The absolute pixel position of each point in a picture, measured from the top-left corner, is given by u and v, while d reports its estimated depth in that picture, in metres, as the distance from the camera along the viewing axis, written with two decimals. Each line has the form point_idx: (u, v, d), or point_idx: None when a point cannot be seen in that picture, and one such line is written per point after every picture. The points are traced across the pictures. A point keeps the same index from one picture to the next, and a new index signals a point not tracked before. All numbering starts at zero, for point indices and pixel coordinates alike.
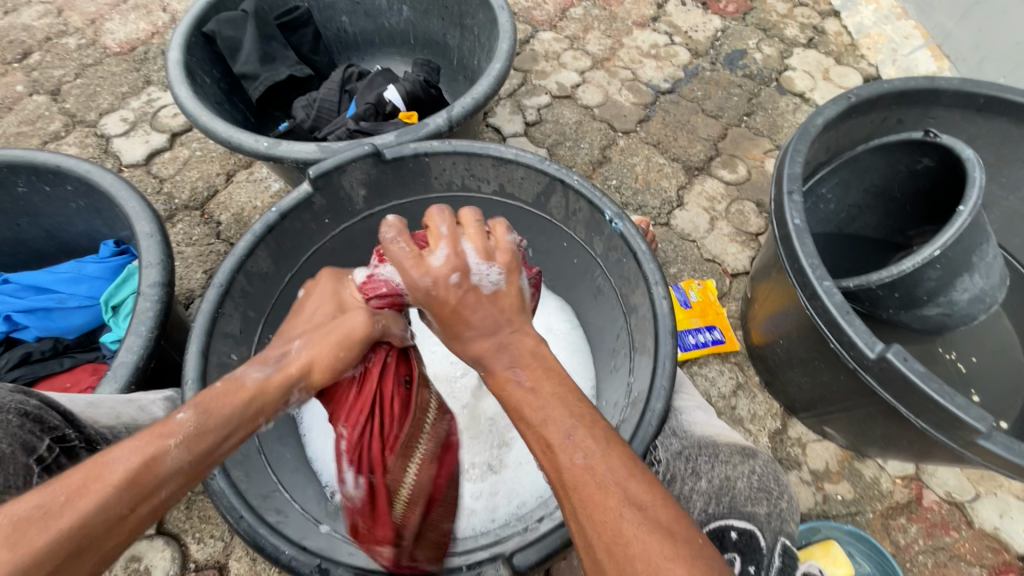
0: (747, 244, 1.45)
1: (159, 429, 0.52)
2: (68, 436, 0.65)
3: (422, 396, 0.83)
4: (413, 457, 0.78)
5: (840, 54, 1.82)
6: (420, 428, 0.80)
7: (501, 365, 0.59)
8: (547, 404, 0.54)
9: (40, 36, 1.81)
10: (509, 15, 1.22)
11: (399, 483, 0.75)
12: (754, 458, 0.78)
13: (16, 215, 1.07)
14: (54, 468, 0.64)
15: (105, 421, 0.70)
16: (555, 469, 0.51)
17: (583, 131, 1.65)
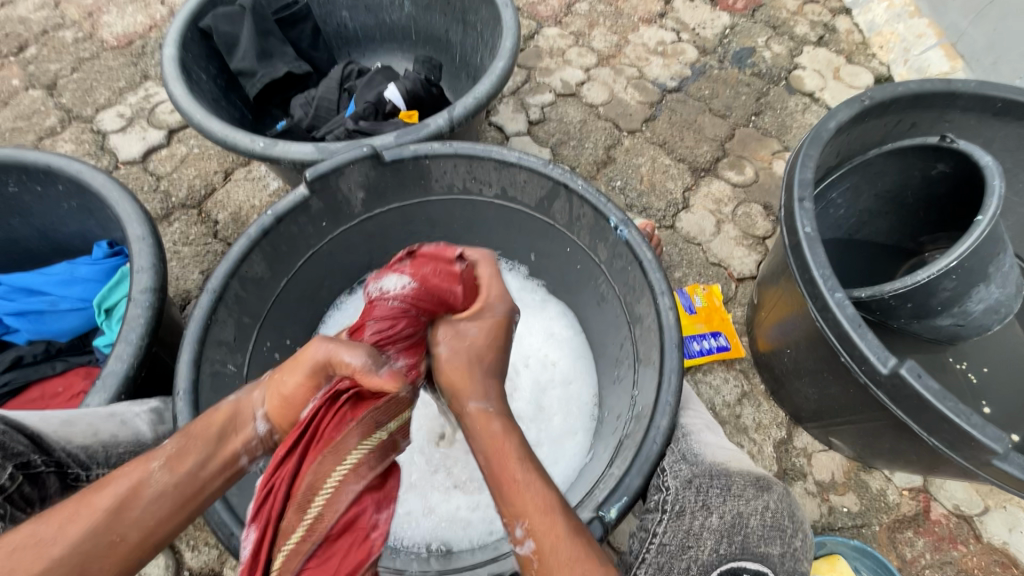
0: (754, 248, 1.42)
1: (146, 456, 0.56)
2: (34, 462, 0.63)
3: (345, 441, 0.55)
4: (308, 522, 0.51)
5: (850, 53, 1.79)
6: (324, 478, 0.53)
7: (499, 421, 0.63)
8: (542, 476, 0.60)
9: (37, 29, 1.78)
10: (513, 12, 1.19)
11: (276, 546, 0.51)
12: (770, 491, 0.66)
13: (8, 215, 1.05)
14: (17, 496, 0.62)
15: (80, 441, 0.68)
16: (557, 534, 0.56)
17: (587, 130, 1.61)
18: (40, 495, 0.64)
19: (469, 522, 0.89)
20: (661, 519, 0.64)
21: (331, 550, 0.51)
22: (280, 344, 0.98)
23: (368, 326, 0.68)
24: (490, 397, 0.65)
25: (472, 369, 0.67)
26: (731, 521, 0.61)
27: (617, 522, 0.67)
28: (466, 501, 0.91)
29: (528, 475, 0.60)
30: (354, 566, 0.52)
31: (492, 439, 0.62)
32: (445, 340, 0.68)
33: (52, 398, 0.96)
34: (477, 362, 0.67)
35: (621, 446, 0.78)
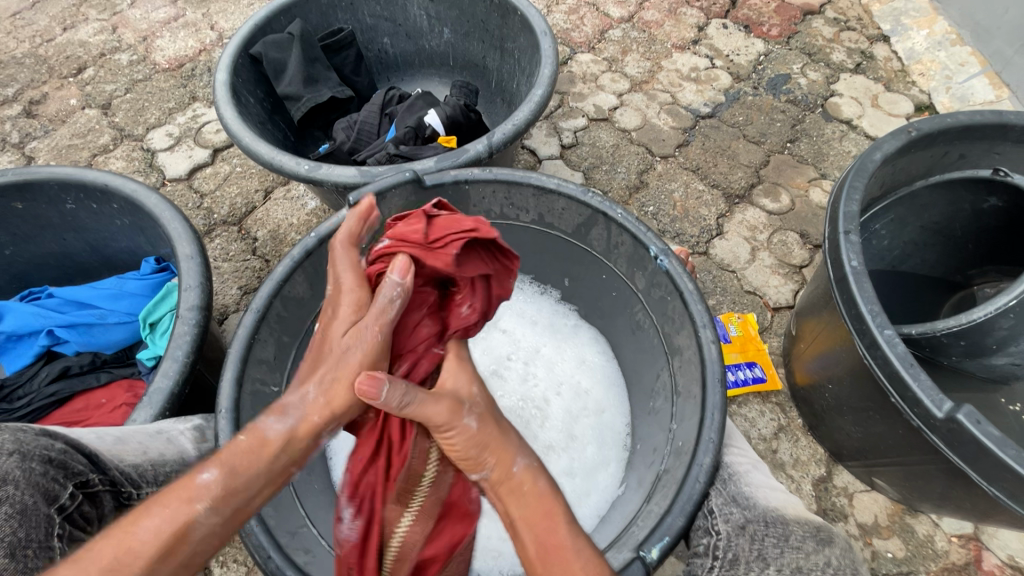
0: (790, 277, 1.39)
1: (185, 493, 0.52)
2: (92, 481, 0.64)
3: (422, 444, 0.69)
4: (410, 507, 0.68)
5: (890, 80, 1.77)
6: (419, 477, 0.69)
7: (547, 483, 0.63)
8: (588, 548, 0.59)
9: (95, 52, 1.88)
10: (551, 41, 1.21)
11: (391, 533, 0.67)
12: (831, 545, 0.63)
13: (62, 230, 1.09)
14: (76, 515, 0.62)
15: (132, 459, 0.70)
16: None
17: (619, 155, 1.62)
18: (98, 513, 0.65)
19: (498, 552, 0.88)
20: (714, 567, 0.63)
21: (437, 529, 0.71)
22: None
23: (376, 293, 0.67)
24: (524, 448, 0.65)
25: (496, 423, 0.65)
26: (793, 574, 0.58)
27: (659, 564, 0.66)
28: (495, 529, 0.90)
29: (580, 545, 0.59)
30: (459, 535, 0.72)
31: (530, 509, 0.61)
32: (469, 417, 0.63)
33: (96, 409, 0.98)
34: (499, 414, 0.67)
35: (659, 482, 0.77)
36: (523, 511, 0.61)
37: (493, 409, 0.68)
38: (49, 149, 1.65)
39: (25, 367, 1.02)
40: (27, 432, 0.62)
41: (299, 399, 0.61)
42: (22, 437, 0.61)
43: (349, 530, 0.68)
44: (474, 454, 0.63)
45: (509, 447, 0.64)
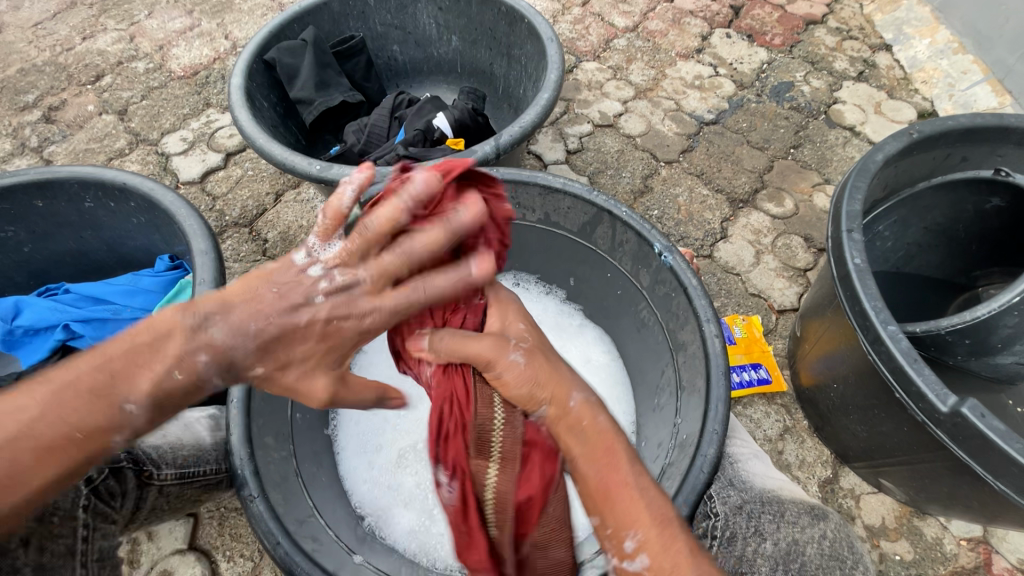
0: (794, 280, 1.40)
1: (107, 430, 0.57)
2: (118, 458, 0.72)
3: (483, 391, 0.69)
4: (493, 456, 0.67)
5: (892, 88, 1.79)
6: (490, 422, 0.68)
7: (605, 418, 0.64)
8: (644, 484, 0.60)
9: (113, 60, 1.93)
10: (558, 47, 1.24)
11: (482, 489, 0.67)
12: (823, 519, 0.74)
13: (81, 228, 1.11)
14: (101, 487, 0.70)
15: (153, 441, 0.76)
16: (678, 534, 0.58)
17: (624, 161, 1.64)
18: (119, 488, 0.72)
19: None
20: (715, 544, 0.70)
21: (528, 468, 0.68)
22: None
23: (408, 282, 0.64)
24: (577, 383, 0.67)
25: (547, 362, 0.67)
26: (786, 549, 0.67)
27: None
28: None
29: (640, 481, 0.61)
30: (545, 474, 0.68)
31: (591, 445, 0.62)
32: (515, 354, 0.66)
33: None
34: (547, 353, 0.68)
35: (664, 475, 0.78)
36: (584, 450, 0.62)
37: (540, 343, 0.70)
38: (66, 153, 1.69)
39: (41, 361, 1.03)
40: None
41: (248, 364, 0.61)
42: None
43: (449, 494, 0.68)
44: (532, 392, 0.65)
45: (563, 383, 0.65)
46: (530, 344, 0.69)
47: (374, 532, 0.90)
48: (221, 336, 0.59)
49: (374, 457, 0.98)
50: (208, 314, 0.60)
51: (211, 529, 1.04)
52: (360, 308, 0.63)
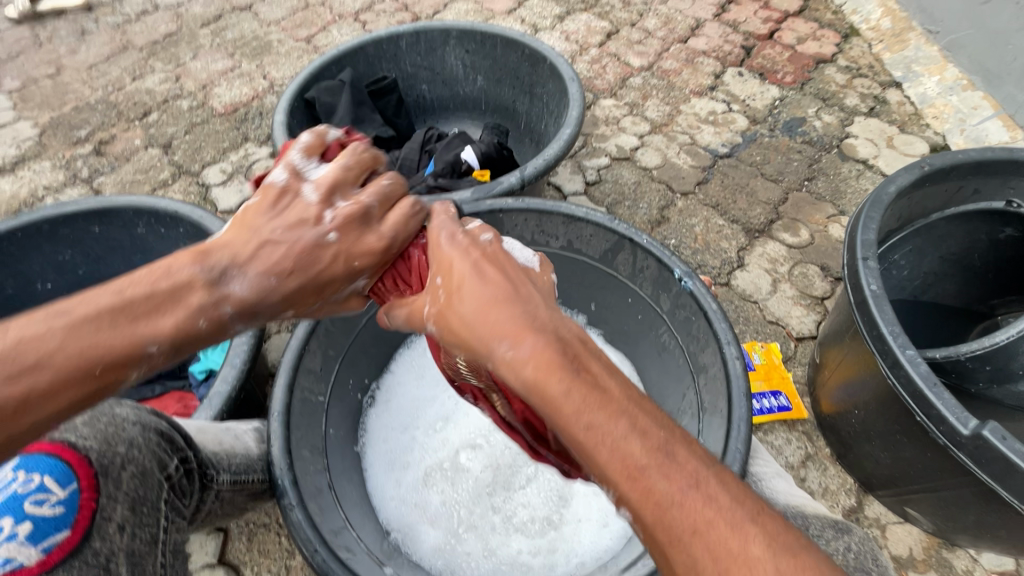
0: (812, 308, 1.42)
1: (123, 365, 0.60)
2: (188, 458, 0.75)
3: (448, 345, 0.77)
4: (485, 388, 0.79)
5: (904, 123, 1.85)
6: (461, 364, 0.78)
7: (531, 371, 0.55)
8: (606, 427, 0.52)
9: (160, 99, 2.07)
10: (578, 86, 1.32)
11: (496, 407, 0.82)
12: (850, 533, 0.74)
13: (131, 252, 1.18)
14: (175, 484, 0.72)
15: (211, 447, 0.80)
16: (655, 475, 0.50)
17: (641, 192, 1.69)
18: (188, 487, 0.75)
19: (529, 566, 0.92)
20: None
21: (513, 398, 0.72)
22: (360, 384, 1.08)
23: (411, 202, 0.77)
24: (505, 331, 0.58)
25: (469, 312, 0.61)
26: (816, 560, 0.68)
27: None
28: (526, 544, 0.95)
29: (593, 430, 0.52)
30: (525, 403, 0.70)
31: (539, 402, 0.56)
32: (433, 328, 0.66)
33: None
34: (478, 294, 0.61)
35: None
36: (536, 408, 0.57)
37: (465, 289, 0.62)
38: (115, 184, 1.80)
39: None
40: (140, 409, 0.73)
41: (275, 312, 0.68)
42: (141, 412, 0.73)
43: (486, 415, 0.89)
44: (461, 347, 0.63)
45: (486, 343, 0.59)
46: (451, 299, 0.63)
47: (401, 547, 0.94)
48: (247, 289, 0.64)
49: (400, 474, 1.01)
50: (225, 268, 0.65)
51: (240, 544, 1.07)
52: (370, 240, 0.73)
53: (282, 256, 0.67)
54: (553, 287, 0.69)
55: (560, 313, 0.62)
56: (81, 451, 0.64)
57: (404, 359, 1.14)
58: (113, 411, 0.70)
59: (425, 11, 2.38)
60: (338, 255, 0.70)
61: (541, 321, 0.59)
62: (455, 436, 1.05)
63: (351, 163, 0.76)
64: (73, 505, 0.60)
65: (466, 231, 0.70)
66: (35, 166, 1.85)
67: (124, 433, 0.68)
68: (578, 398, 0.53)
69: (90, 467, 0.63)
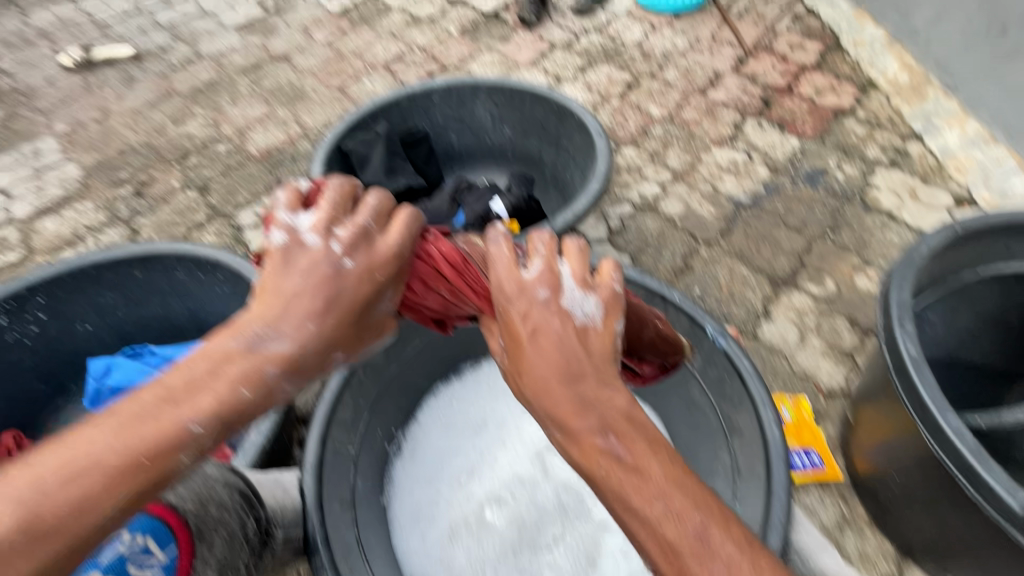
0: (841, 362, 1.40)
1: (175, 447, 0.57)
2: (260, 517, 0.80)
3: None
4: None
5: (925, 175, 1.88)
6: None
7: (578, 451, 0.60)
8: (646, 504, 0.57)
9: (198, 143, 2.17)
10: (605, 140, 1.36)
11: None
12: None
13: (170, 296, 1.21)
14: (252, 543, 0.78)
15: (273, 504, 0.84)
16: (689, 559, 0.55)
17: (665, 240, 1.71)
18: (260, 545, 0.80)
19: None
20: None
21: None
22: (387, 433, 1.06)
23: (404, 209, 0.76)
24: (555, 408, 0.61)
25: (527, 384, 0.64)
26: None
27: None
28: None
29: (633, 508, 0.57)
30: None
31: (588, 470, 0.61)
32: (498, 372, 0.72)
33: None
34: (531, 366, 0.64)
35: None
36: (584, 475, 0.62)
37: (520, 360, 0.65)
38: (152, 225, 1.87)
39: None
40: (220, 469, 0.79)
41: (321, 361, 0.66)
42: (224, 474, 0.78)
43: None
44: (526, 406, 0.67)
45: (541, 416, 0.64)
46: (510, 365, 0.66)
47: None
48: (290, 342, 0.62)
49: (427, 529, 1.01)
50: (257, 335, 0.63)
51: None
52: (382, 248, 0.71)
53: (309, 302, 0.65)
54: (612, 343, 0.66)
55: (609, 384, 0.63)
56: (181, 514, 0.70)
57: (428, 407, 1.15)
58: (203, 473, 0.76)
59: (453, 62, 2.50)
60: (362, 276, 0.68)
61: (588, 400, 0.61)
62: (480, 490, 1.05)
63: (333, 196, 0.73)
64: (170, 569, 0.68)
65: (523, 287, 0.68)
66: (78, 207, 1.93)
67: (216, 494, 0.75)
68: (619, 477, 0.58)
69: (187, 530, 0.70)
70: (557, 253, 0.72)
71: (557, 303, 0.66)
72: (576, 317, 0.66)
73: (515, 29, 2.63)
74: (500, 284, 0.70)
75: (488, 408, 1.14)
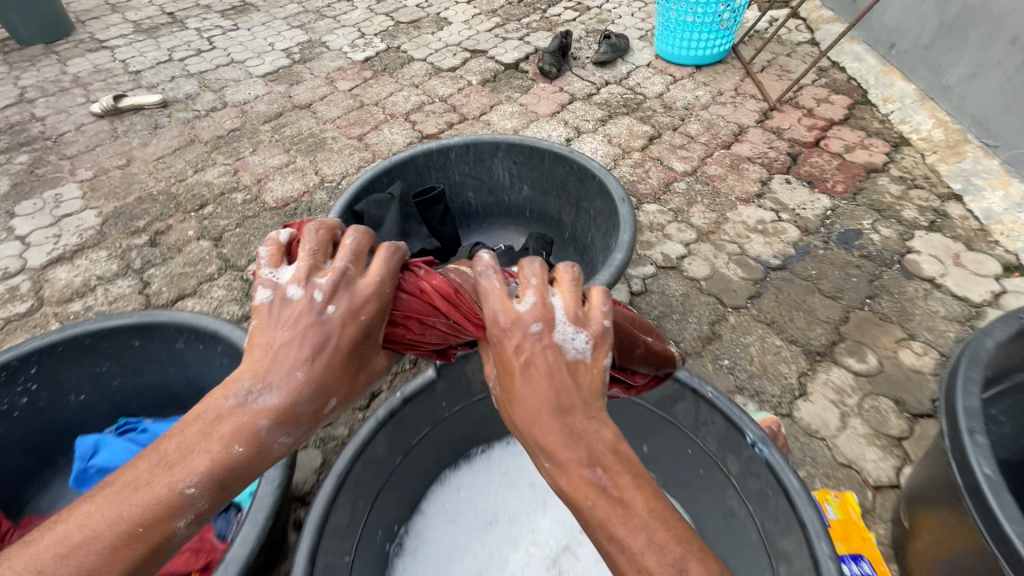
0: (889, 450, 1.28)
1: (168, 511, 0.54)
2: None
3: None
4: None
5: (970, 239, 1.76)
6: None
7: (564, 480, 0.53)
8: (631, 536, 0.50)
9: (217, 191, 2.17)
10: (629, 207, 1.29)
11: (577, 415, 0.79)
12: None
13: (168, 365, 1.16)
14: None
15: None
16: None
17: (690, 305, 1.62)
18: None
19: None
20: None
21: None
22: (388, 531, 0.98)
23: (386, 243, 0.71)
24: (541, 435, 0.55)
25: (516, 412, 0.58)
26: None
27: None
28: None
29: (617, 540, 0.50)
30: None
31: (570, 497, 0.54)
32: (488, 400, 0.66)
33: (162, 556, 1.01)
34: (520, 393, 0.57)
35: None
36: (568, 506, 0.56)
37: (509, 385, 0.59)
38: (163, 276, 1.84)
39: None
40: None
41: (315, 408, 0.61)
42: None
43: None
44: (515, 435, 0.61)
45: (527, 443, 0.57)
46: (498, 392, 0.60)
47: None
48: (277, 395, 0.58)
49: None
50: (245, 389, 0.59)
51: None
52: (363, 287, 0.65)
53: (295, 352, 0.61)
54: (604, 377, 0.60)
55: (599, 416, 0.57)
56: None
57: (434, 499, 1.06)
58: None
59: (472, 112, 2.49)
60: (347, 318, 0.63)
61: (577, 432, 0.55)
62: None
63: (313, 241, 0.68)
64: None
65: (512, 312, 0.61)
66: (92, 255, 1.92)
67: None
68: (603, 507, 0.51)
69: None
70: (551, 283, 0.65)
71: (550, 335, 0.59)
72: (567, 351, 0.59)
73: (536, 80, 2.63)
74: (489, 308, 0.62)
75: (499, 501, 1.06)
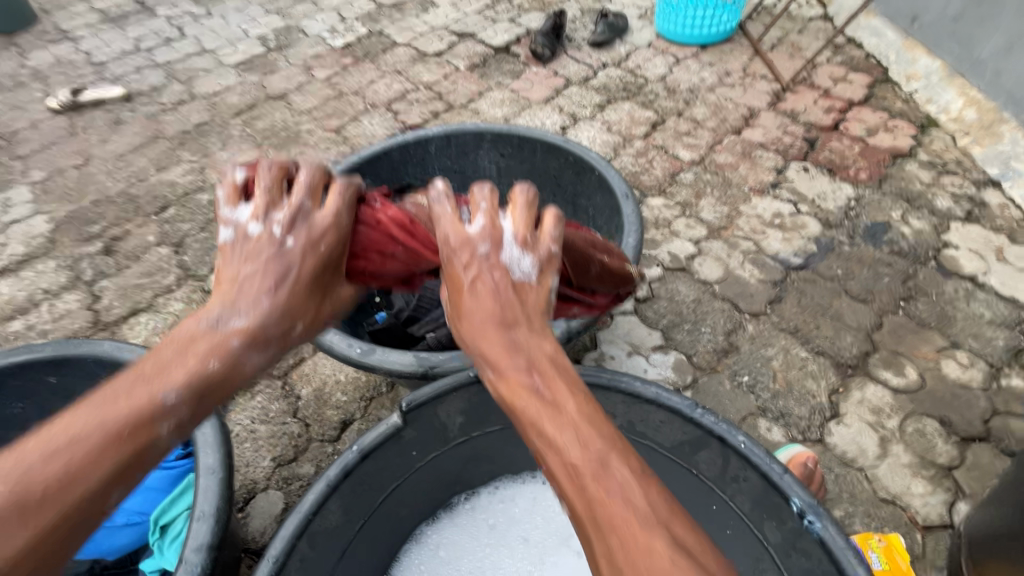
0: (937, 482, 1.12)
1: (152, 414, 0.51)
2: None
3: None
4: None
5: (1012, 231, 1.59)
6: None
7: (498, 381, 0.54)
8: (556, 429, 0.50)
9: (180, 192, 1.98)
10: (634, 205, 1.10)
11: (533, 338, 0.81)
12: None
13: None
14: None
15: None
16: (591, 484, 0.47)
17: (702, 311, 1.44)
18: None
19: None
20: None
21: None
22: None
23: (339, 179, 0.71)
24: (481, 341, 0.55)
25: (462, 322, 0.58)
26: None
27: None
28: None
29: (538, 429, 0.50)
30: None
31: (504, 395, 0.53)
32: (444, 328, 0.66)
33: None
34: (466, 305, 0.58)
35: None
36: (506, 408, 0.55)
37: (456, 298, 0.59)
38: (117, 288, 1.67)
39: None
40: None
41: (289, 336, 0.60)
42: None
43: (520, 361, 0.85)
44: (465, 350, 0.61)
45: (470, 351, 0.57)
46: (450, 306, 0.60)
47: None
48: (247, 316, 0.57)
49: None
50: (218, 316, 0.57)
51: None
52: (322, 218, 0.65)
53: (261, 279, 0.59)
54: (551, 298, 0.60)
55: (542, 330, 0.57)
56: None
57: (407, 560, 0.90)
58: None
59: (459, 100, 2.30)
60: (305, 249, 0.62)
61: (519, 343, 0.54)
62: None
63: (266, 180, 0.67)
64: None
65: (464, 232, 0.62)
66: (40, 267, 1.74)
67: None
68: (529, 400, 0.51)
69: None
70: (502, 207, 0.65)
71: (498, 257, 0.60)
72: (513, 273, 0.59)
73: (527, 64, 2.43)
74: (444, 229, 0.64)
75: (485, 563, 0.89)
